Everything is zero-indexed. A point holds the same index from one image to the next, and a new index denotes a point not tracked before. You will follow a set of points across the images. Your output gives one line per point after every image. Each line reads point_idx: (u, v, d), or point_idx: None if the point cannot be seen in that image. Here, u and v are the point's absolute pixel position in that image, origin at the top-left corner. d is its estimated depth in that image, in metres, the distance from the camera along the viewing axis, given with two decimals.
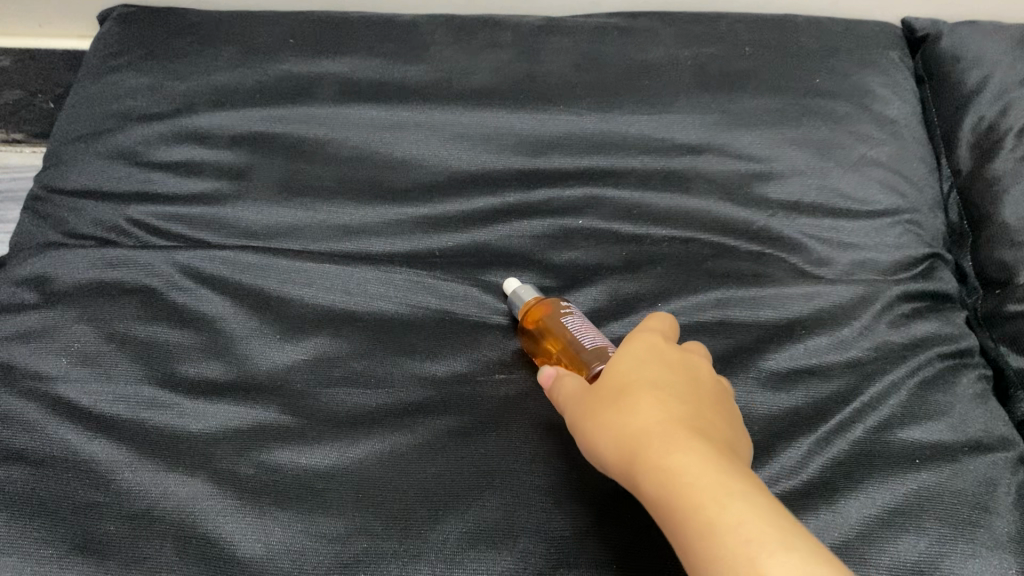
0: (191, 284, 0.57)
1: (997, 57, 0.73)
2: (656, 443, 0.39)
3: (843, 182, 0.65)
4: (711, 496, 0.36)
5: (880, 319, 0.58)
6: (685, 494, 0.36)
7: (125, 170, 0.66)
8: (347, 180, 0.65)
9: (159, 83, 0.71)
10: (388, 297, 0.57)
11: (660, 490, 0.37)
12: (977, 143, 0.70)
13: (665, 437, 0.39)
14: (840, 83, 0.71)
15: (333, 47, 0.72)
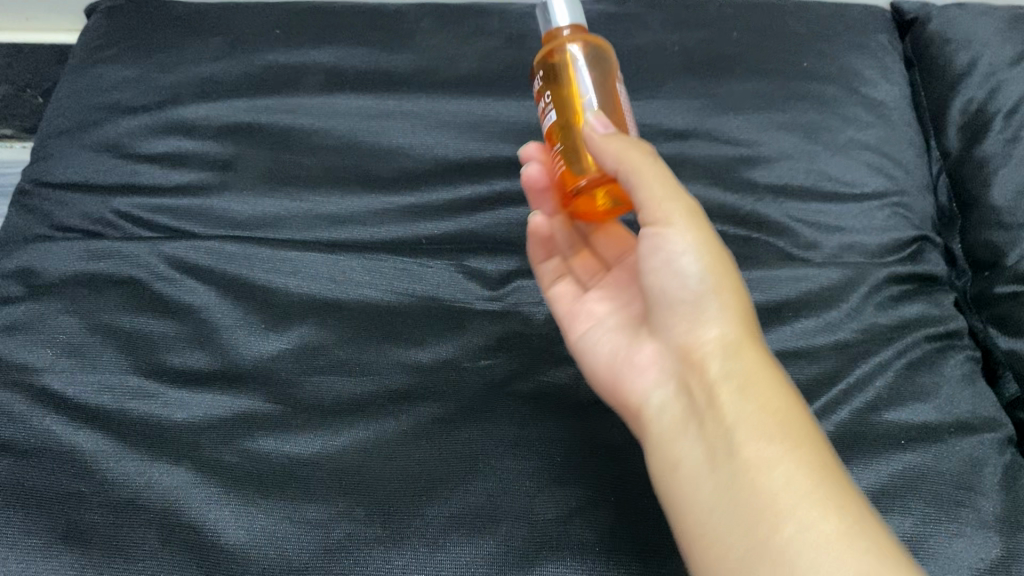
0: (176, 274, 0.57)
1: (985, 39, 0.72)
2: (775, 398, 0.42)
3: (831, 165, 0.65)
4: (812, 472, 0.39)
5: (868, 300, 0.58)
6: (791, 455, 0.40)
7: (111, 162, 0.65)
8: (334, 169, 0.65)
9: (144, 75, 0.71)
10: (375, 285, 0.57)
11: (770, 434, 0.41)
12: (966, 125, 0.70)
13: (781, 398, 0.42)
14: (828, 67, 0.71)
15: (318, 38, 0.72)
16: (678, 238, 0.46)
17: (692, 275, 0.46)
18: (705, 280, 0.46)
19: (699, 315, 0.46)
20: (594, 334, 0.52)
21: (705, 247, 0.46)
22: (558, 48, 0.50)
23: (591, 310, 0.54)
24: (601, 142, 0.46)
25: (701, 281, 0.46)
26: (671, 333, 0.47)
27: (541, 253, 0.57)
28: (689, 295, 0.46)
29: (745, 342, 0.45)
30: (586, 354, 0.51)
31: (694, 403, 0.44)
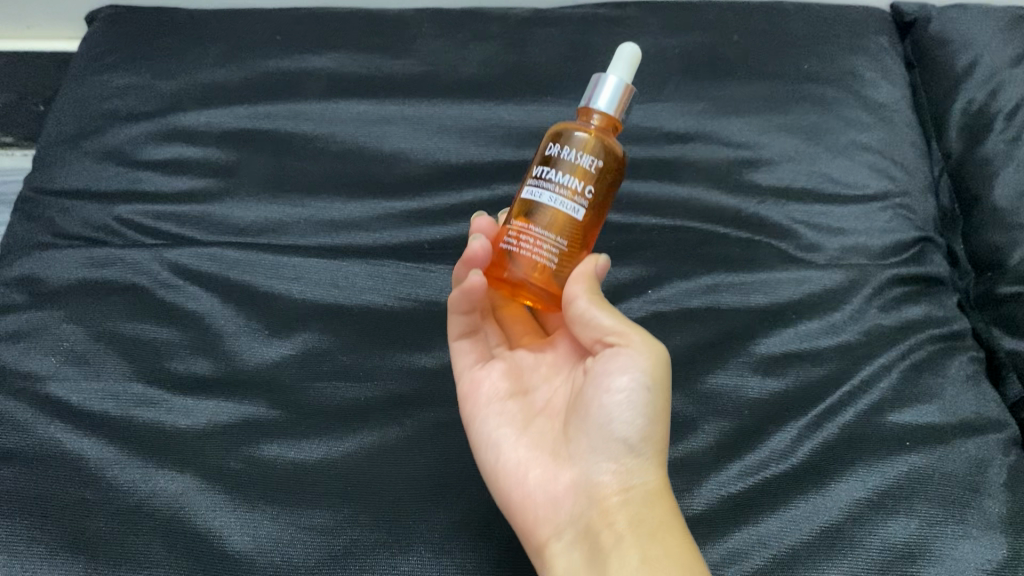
0: (179, 281, 0.57)
1: (986, 40, 0.72)
2: (683, 555, 0.39)
3: (832, 167, 0.65)
4: None
5: (871, 302, 0.58)
6: None
7: (113, 169, 0.65)
8: (336, 175, 0.65)
9: (145, 83, 0.71)
10: (378, 290, 0.57)
11: None
12: (967, 126, 0.70)
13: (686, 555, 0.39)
14: (828, 69, 0.71)
15: (319, 44, 0.72)
16: (637, 375, 0.42)
17: (632, 413, 0.42)
18: (649, 428, 0.42)
19: (625, 455, 0.42)
20: (493, 421, 0.46)
21: (657, 393, 0.43)
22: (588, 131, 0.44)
23: (492, 388, 0.48)
24: (583, 281, 0.44)
25: (644, 425, 0.42)
26: (589, 464, 0.43)
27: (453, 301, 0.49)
28: (624, 432, 0.42)
29: (661, 493, 0.42)
30: (486, 454, 0.45)
31: (601, 547, 0.40)
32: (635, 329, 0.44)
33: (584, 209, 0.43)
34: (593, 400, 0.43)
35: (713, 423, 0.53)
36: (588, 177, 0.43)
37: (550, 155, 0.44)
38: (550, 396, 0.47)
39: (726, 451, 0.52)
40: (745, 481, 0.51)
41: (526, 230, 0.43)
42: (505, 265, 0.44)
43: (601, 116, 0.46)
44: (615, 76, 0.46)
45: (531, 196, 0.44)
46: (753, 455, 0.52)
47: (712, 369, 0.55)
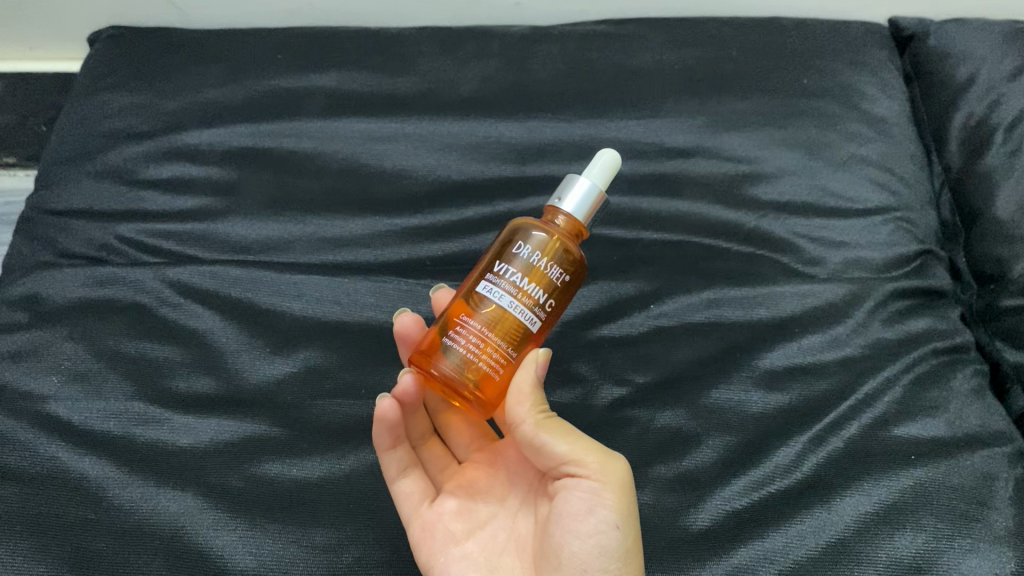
0: (180, 299, 0.57)
1: (985, 54, 0.72)
2: None
3: (833, 181, 0.65)
4: None
5: (874, 315, 0.58)
6: None
7: (114, 189, 0.66)
8: (337, 192, 0.65)
9: (146, 102, 0.71)
10: (380, 307, 0.57)
11: None
12: (967, 140, 0.70)
13: None
14: (827, 83, 0.71)
15: (318, 62, 0.72)
16: (605, 514, 0.44)
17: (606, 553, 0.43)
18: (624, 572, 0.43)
19: None
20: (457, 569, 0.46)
21: (626, 531, 0.44)
22: (549, 235, 0.48)
23: (449, 532, 0.48)
24: (526, 396, 0.46)
25: (618, 568, 0.43)
26: None
27: (387, 441, 0.49)
28: None
29: None
30: None
31: None
32: (593, 455, 0.45)
33: (539, 320, 0.46)
34: (559, 545, 0.44)
35: (716, 438, 0.53)
36: (550, 287, 0.46)
37: (514, 254, 0.47)
38: (510, 528, 0.48)
39: (730, 466, 0.52)
40: (750, 495, 0.51)
41: (474, 328, 0.45)
42: (445, 358, 0.46)
43: (567, 220, 0.49)
44: (589, 181, 0.49)
45: (488, 292, 0.46)
46: (756, 470, 0.52)
47: (715, 384, 0.55)
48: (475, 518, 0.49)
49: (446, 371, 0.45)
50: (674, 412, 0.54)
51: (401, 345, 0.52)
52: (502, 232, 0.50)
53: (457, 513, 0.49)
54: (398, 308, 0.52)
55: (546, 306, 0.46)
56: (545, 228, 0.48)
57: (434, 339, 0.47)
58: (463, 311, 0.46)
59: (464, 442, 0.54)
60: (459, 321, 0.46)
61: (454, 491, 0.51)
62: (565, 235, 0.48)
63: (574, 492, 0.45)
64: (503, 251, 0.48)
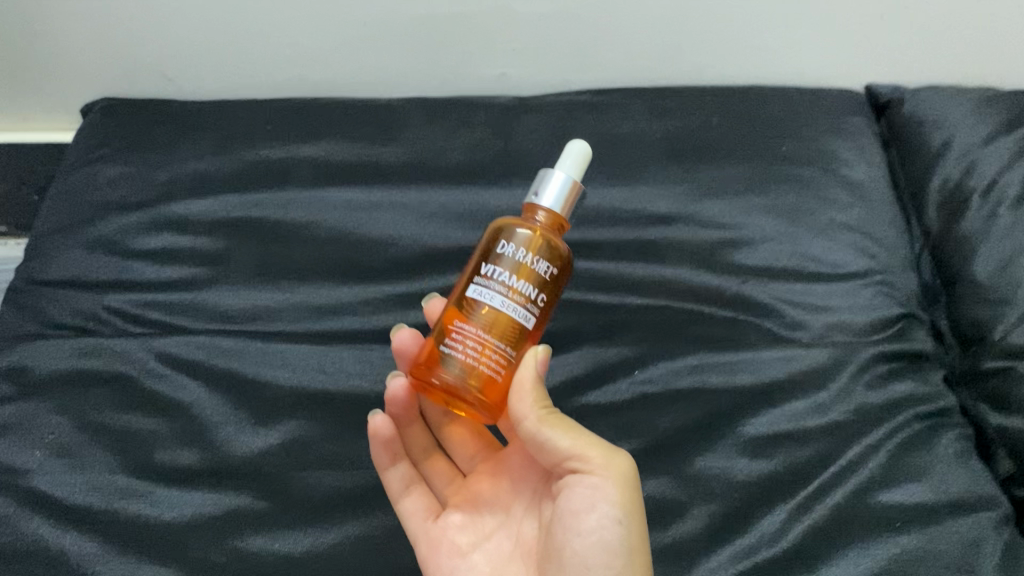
0: (167, 370, 0.57)
1: (959, 120, 0.74)
2: None
3: (813, 246, 0.66)
4: None
5: (857, 379, 0.58)
6: None
7: (104, 259, 0.66)
8: (325, 261, 0.66)
9: (138, 173, 0.72)
10: (365, 377, 0.58)
11: None
12: (945, 204, 0.71)
13: None
14: (806, 150, 0.72)
15: (307, 132, 0.74)
16: (607, 509, 0.47)
17: (611, 544, 0.47)
18: (627, 566, 0.47)
19: None
20: None
21: (629, 523, 0.47)
22: (533, 231, 0.50)
23: (455, 544, 0.52)
24: (528, 392, 0.50)
25: (623, 563, 0.47)
26: None
27: (386, 460, 0.53)
28: None
29: None
30: None
31: None
32: (592, 452, 0.49)
33: (532, 316, 0.49)
34: (566, 542, 0.48)
35: (700, 507, 0.54)
36: (538, 281, 0.49)
37: (501, 253, 0.49)
38: (516, 533, 0.52)
39: (714, 535, 0.53)
40: (735, 565, 0.52)
41: (471, 332, 0.48)
42: (445, 365, 0.48)
43: (547, 214, 0.51)
44: (564, 173, 0.52)
45: (480, 296, 0.48)
46: (742, 539, 0.53)
47: (699, 452, 0.56)
48: (482, 530, 0.53)
49: (452, 378, 0.48)
50: (659, 481, 0.55)
51: (395, 355, 0.55)
52: (484, 235, 0.52)
53: (464, 526, 0.53)
54: (397, 323, 0.54)
55: (537, 300, 0.49)
56: (526, 226, 0.50)
57: (433, 347, 0.49)
58: (457, 317, 0.49)
59: (467, 454, 0.57)
60: (456, 328, 0.48)
61: (460, 504, 0.55)
62: (547, 230, 0.51)
63: (578, 489, 0.48)
64: (489, 252, 0.50)
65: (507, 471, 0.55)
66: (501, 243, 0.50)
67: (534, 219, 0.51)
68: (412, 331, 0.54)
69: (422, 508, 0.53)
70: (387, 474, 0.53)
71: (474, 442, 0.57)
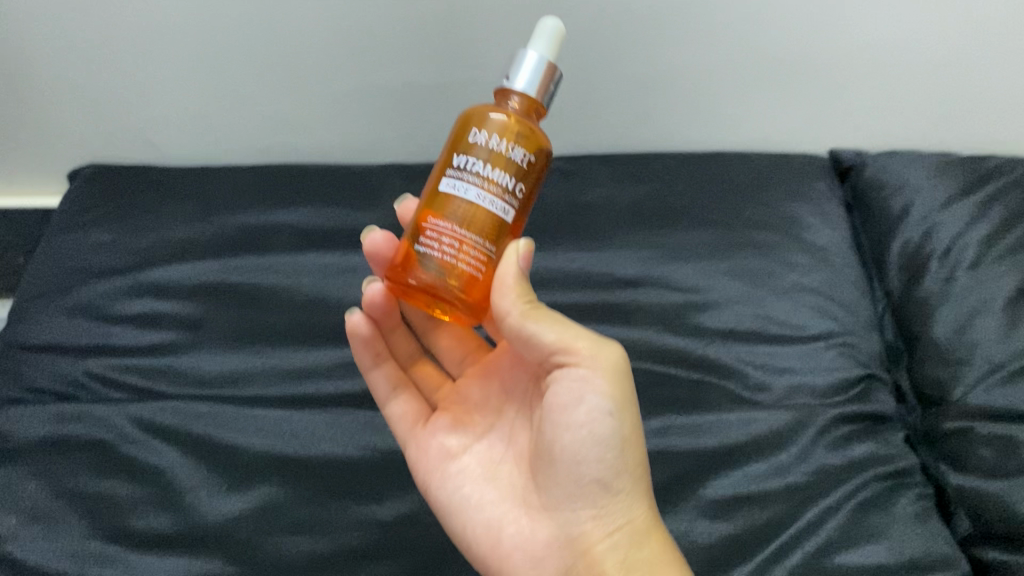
0: (144, 436, 0.58)
1: (918, 184, 0.77)
2: None
3: (776, 309, 0.68)
4: None
5: (817, 441, 0.60)
6: None
7: (85, 325, 0.68)
8: (300, 325, 0.67)
9: (120, 240, 0.74)
10: (337, 441, 0.59)
11: None
12: (905, 265, 0.73)
13: None
14: (769, 215, 0.75)
15: (287, 199, 0.76)
16: (598, 401, 0.47)
17: (601, 435, 0.47)
18: (620, 458, 0.48)
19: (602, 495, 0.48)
20: (457, 483, 0.52)
21: (620, 414, 0.48)
22: (507, 114, 0.46)
23: (444, 447, 0.54)
24: (509, 288, 0.47)
25: (614, 454, 0.48)
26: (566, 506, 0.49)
27: (369, 359, 0.57)
28: (595, 473, 0.48)
29: (650, 528, 0.49)
30: (460, 517, 0.51)
31: None
32: (580, 341, 0.48)
33: (512, 209, 0.45)
34: (555, 437, 0.48)
35: None
36: (514, 170, 0.45)
37: (473, 143, 0.45)
38: (504, 434, 0.54)
39: None
40: None
41: (446, 229, 0.45)
42: (421, 267, 0.45)
43: (522, 99, 0.47)
44: (535, 54, 0.47)
45: (455, 189, 0.45)
46: None
47: (663, 514, 0.57)
48: (473, 430, 0.55)
49: (429, 279, 0.45)
50: None
51: (369, 257, 0.56)
52: (456, 122, 0.48)
53: (453, 429, 0.55)
54: (369, 226, 0.55)
55: (515, 191, 0.45)
56: (500, 111, 0.46)
57: (407, 249, 0.47)
58: (431, 214, 0.46)
59: (457, 359, 0.60)
60: (429, 226, 0.45)
61: (449, 408, 0.57)
62: (523, 115, 0.46)
63: (564, 382, 0.48)
64: (459, 142, 0.46)
65: (497, 374, 0.56)
66: (472, 131, 0.46)
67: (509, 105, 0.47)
68: (384, 233, 0.55)
69: (410, 413, 0.57)
70: (371, 373, 0.57)
71: (460, 347, 0.60)
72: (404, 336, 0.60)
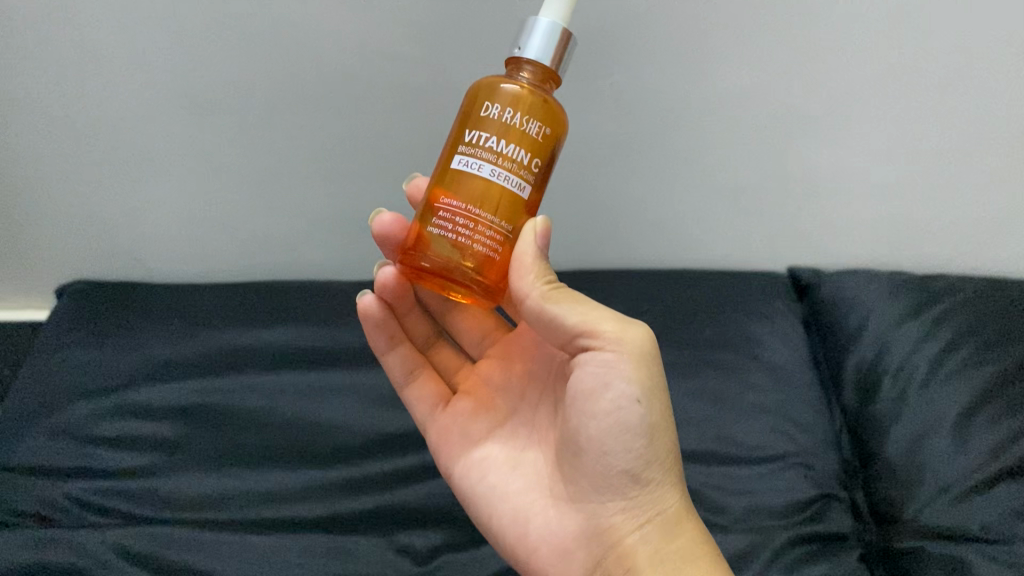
0: (122, 563, 0.60)
1: (872, 302, 0.81)
2: None
3: (735, 430, 0.71)
4: None
5: (772, 564, 0.62)
6: None
7: (70, 447, 0.70)
8: (278, 445, 0.70)
9: (105, 358, 0.76)
10: (309, 567, 0.61)
11: None
12: (860, 383, 0.77)
13: None
14: (728, 336, 0.80)
15: (269, 318, 0.80)
16: (623, 387, 0.49)
17: (628, 422, 0.49)
18: (649, 447, 0.50)
19: (629, 483, 0.50)
20: (485, 473, 0.55)
21: (648, 400, 0.49)
22: (520, 87, 0.46)
23: (467, 433, 0.58)
24: (529, 269, 0.48)
25: (643, 443, 0.50)
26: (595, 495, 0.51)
27: (384, 343, 0.60)
28: (623, 464, 0.50)
29: (679, 513, 0.51)
30: (488, 507, 0.54)
31: None
32: (606, 324, 0.49)
33: (526, 185, 0.46)
34: (582, 424, 0.50)
35: None
36: (529, 143, 0.46)
37: (485, 117, 0.46)
38: (526, 416, 0.57)
39: None
40: None
41: (459, 207, 0.46)
42: (433, 246, 0.46)
43: (535, 68, 0.47)
44: (547, 21, 0.46)
45: (466, 166, 0.46)
46: None
47: None
48: (496, 414, 0.58)
49: (443, 262, 0.46)
50: None
51: (377, 239, 0.58)
52: (466, 97, 0.49)
53: (475, 415, 0.58)
54: (374, 209, 0.57)
55: (529, 166, 0.46)
56: (512, 82, 0.47)
57: (420, 229, 0.47)
58: (443, 193, 0.46)
59: (475, 338, 0.63)
60: (442, 206, 0.46)
61: (471, 391, 0.60)
62: (536, 85, 0.47)
63: (590, 368, 0.49)
64: (471, 117, 0.47)
65: (518, 353, 0.60)
66: (485, 106, 0.46)
67: (521, 76, 0.48)
68: (394, 213, 0.57)
69: (430, 398, 0.60)
70: (387, 357, 0.61)
71: (478, 325, 0.63)
72: (419, 318, 0.63)
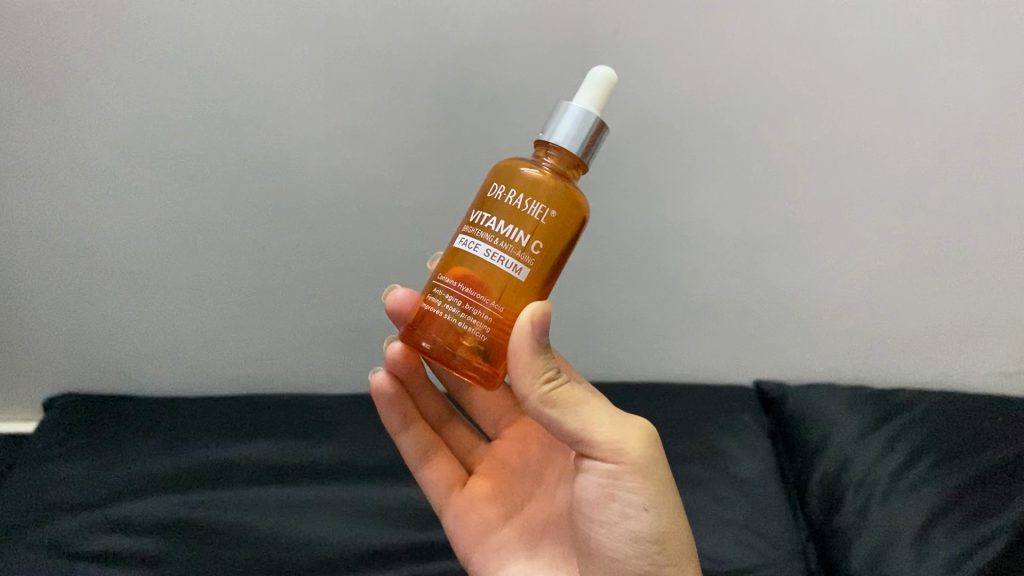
0: None
1: (834, 417, 0.84)
2: None
3: (703, 543, 0.74)
4: None
5: None
6: None
7: (50, 562, 0.70)
8: (256, 561, 0.71)
9: (89, 472, 0.78)
10: None
11: None
12: (824, 496, 0.79)
13: None
14: (696, 449, 0.83)
15: (251, 433, 0.82)
16: (632, 498, 0.51)
17: (637, 530, 0.52)
18: (662, 552, 0.52)
19: None
20: (501, 559, 0.60)
21: (655, 510, 0.52)
22: (530, 171, 0.49)
23: (484, 519, 0.62)
24: (524, 364, 0.49)
25: (658, 548, 0.52)
26: None
27: (397, 425, 0.64)
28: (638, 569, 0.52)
29: None
30: None
31: None
32: (612, 436, 0.51)
33: (525, 267, 0.47)
34: (594, 530, 0.53)
35: None
36: (530, 226, 0.47)
37: (496, 199, 0.49)
38: (538, 498, 0.63)
39: None
40: None
41: (456, 287, 0.48)
42: (432, 321, 0.49)
43: (560, 152, 0.50)
44: (578, 109, 0.49)
45: (470, 247, 0.49)
46: None
47: None
48: (510, 501, 0.63)
49: (438, 339, 0.48)
50: None
51: (392, 315, 0.63)
52: (488, 179, 0.52)
53: (490, 499, 0.63)
54: (389, 288, 0.62)
55: (528, 249, 0.47)
56: (529, 166, 0.49)
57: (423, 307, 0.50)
58: (448, 272, 0.49)
59: (493, 421, 0.70)
60: (443, 285, 0.49)
61: (485, 473, 0.65)
62: (558, 170, 0.49)
63: (594, 479, 0.52)
64: (484, 199, 0.50)
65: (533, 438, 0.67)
66: (496, 188, 0.49)
67: (546, 161, 0.50)
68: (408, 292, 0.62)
69: (444, 481, 0.64)
70: (402, 438, 0.65)
71: (494, 410, 0.70)
72: (433, 399, 0.68)
